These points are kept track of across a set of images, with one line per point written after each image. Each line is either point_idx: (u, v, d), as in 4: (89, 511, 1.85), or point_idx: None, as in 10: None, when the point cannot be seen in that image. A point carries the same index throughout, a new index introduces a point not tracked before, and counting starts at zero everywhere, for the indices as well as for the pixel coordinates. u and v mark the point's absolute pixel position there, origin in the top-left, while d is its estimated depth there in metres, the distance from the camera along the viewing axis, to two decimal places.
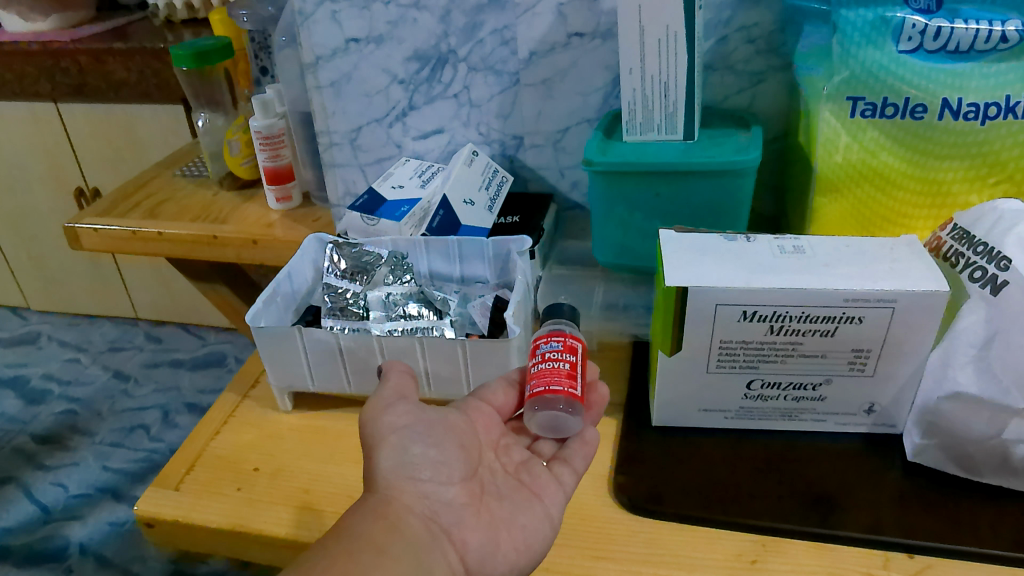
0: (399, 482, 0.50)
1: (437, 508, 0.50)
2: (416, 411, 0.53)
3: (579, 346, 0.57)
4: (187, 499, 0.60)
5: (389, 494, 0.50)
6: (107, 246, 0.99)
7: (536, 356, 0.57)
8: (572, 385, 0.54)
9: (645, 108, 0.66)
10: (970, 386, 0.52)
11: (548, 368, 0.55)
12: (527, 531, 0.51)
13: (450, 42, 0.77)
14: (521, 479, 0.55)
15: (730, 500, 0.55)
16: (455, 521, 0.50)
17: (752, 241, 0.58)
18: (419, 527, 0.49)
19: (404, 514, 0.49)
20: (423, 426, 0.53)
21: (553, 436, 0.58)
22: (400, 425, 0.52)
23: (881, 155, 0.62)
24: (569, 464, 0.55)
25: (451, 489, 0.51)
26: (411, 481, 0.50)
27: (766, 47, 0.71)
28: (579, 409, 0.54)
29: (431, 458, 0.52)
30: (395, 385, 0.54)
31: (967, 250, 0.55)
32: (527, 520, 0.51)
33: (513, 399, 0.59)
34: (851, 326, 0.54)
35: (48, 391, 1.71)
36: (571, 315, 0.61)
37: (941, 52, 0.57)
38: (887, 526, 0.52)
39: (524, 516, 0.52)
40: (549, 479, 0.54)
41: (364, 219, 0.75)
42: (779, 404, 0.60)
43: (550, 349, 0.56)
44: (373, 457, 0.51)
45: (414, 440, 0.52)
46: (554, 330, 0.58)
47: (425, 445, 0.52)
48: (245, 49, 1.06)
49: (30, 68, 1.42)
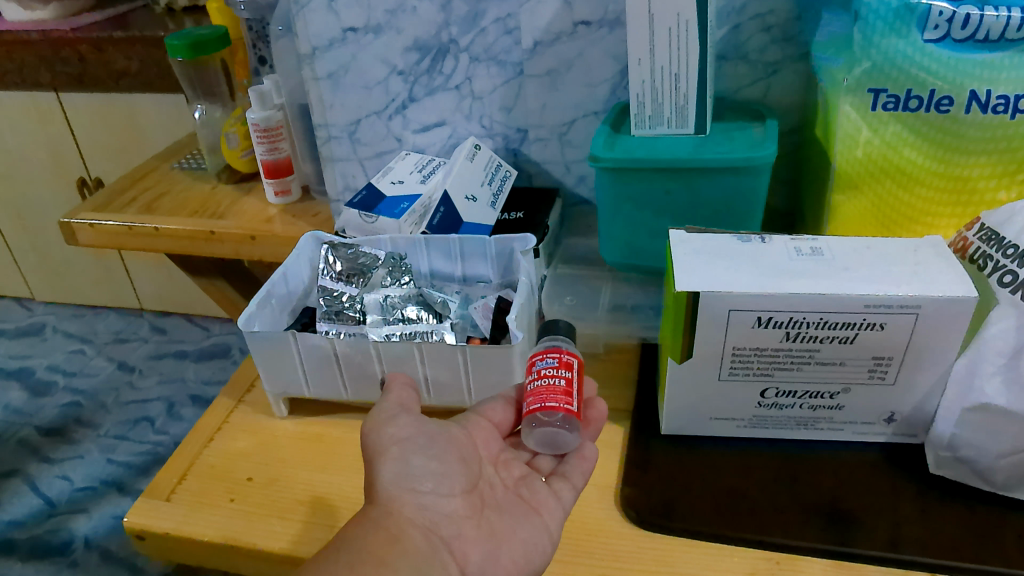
0: (400, 493, 0.48)
1: (437, 519, 0.48)
2: (418, 422, 0.51)
3: (575, 362, 0.54)
4: (179, 511, 0.58)
5: (389, 506, 0.47)
6: (104, 243, 0.97)
7: (532, 373, 0.54)
8: (570, 401, 0.51)
9: (654, 100, 0.63)
10: (998, 398, 0.50)
11: (544, 386, 0.52)
12: (529, 544, 0.49)
13: (452, 31, 0.74)
14: (520, 493, 0.52)
15: (744, 514, 0.53)
16: (455, 533, 0.48)
17: (767, 242, 0.55)
18: (419, 538, 0.46)
19: (406, 525, 0.47)
20: (424, 437, 0.51)
21: (551, 451, 0.55)
22: (402, 437, 0.50)
23: (903, 150, 0.59)
24: (568, 479, 0.52)
25: (452, 502, 0.49)
26: (411, 493, 0.48)
27: (782, 36, 0.68)
28: (578, 425, 0.52)
29: (433, 470, 0.50)
30: (396, 396, 0.52)
31: (996, 252, 0.52)
32: (527, 532, 0.49)
33: (512, 416, 0.57)
34: (872, 332, 0.51)
35: (53, 383, 1.70)
36: (567, 330, 0.58)
37: (969, 41, 0.53)
38: (909, 542, 0.50)
39: (523, 531, 0.49)
40: (548, 494, 0.52)
41: (362, 217, 0.72)
42: (794, 413, 0.57)
43: (545, 365, 0.53)
44: (372, 470, 0.49)
45: (415, 452, 0.50)
46: (550, 347, 0.55)
47: (427, 457, 0.50)
48: (242, 37, 1.02)
49: (30, 57, 1.39)
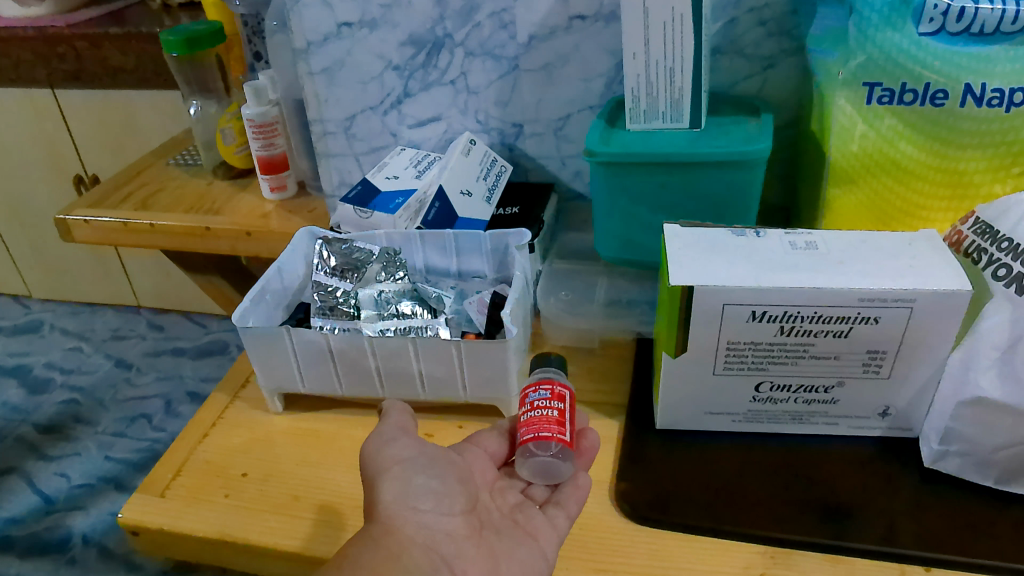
0: (400, 513, 0.48)
1: (437, 539, 0.48)
2: (418, 444, 0.51)
3: (567, 393, 0.54)
4: (173, 506, 0.58)
5: (390, 524, 0.47)
6: (99, 239, 0.97)
7: (525, 405, 0.54)
8: (563, 431, 0.51)
9: (649, 94, 0.63)
10: (993, 391, 0.50)
11: (537, 416, 0.52)
12: (526, 566, 0.48)
13: (447, 26, 0.74)
14: (516, 518, 0.52)
15: (738, 509, 0.53)
16: (455, 553, 0.48)
17: (762, 236, 0.55)
18: (419, 556, 0.47)
19: (407, 545, 0.47)
20: (425, 457, 0.51)
21: (544, 481, 0.54)
22: (403, 457, 0.50)
23: (899, 145, 0.59)
24: (562, 506, 0.51)
25: (453, 520, 0.49)
26: (412, 512, 0.48)
27: (778, 29, 0.68)
28: (571, 455, 0.52)
29: (433, 490, 0.50)
30: (394, 420, 0.52)
31: (991, 245, 0.52)
32: (524, 554, 0.49)
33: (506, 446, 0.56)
34: (866, 326, 0.51)
35: (51, 380, 1.69)
36: (560, 364, 0.57)
37: (964, 34, 0.53)
38: (903, 536, 0.50)
39: (521, 553, 0.49)
40: (543, 521, 0.51)
41: (357, 212, 0.72)
42: (789, 407, 0.57)
43: (538, 397, 0.53)
44: (372, 489, 0.49)
45: (415, 472, 0.50)
46: (542, 379, 0.55)
47: (427, 475, 0.50)
48: (238, 33, 1.01)
49: (26, 54, 1.39)
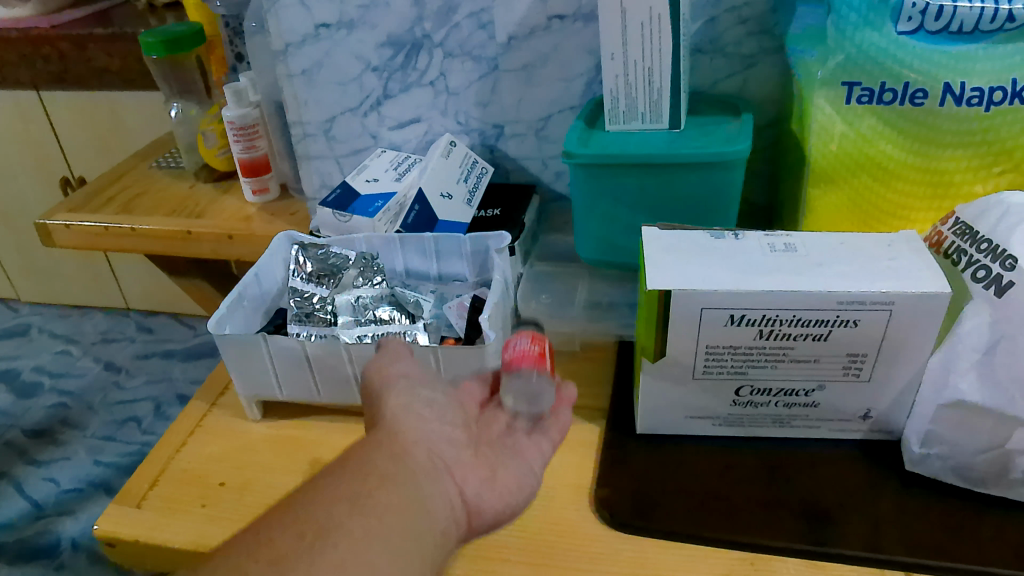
0: (401, 420, 0.48)
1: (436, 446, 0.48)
2: (417, 367, 0.53)
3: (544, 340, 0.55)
4: (149, 517, 0.57)
5: (393, 428, 0.47)
6: (80, 244, 0.95)
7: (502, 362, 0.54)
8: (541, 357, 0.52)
9: (628, 95, 0.63)
10: (972, 394, 0.49)
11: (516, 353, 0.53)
12: (518, 479, 0.49)
13: (425, 26, 0.73)
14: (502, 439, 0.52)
15: (719, 514, 0.52)
16: (454, 459, 0.48)
17: (741, 238, 0.55)
18: (421, 455, 0.46)
19: (409, 445, 0.46)
20: (421, 379, 0.52)
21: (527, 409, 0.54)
22: (405, 373, 0.51)
23: (880, 144, 0.58)
24: (546, 433, 0.53)
25: (449, 432, 0.49)
26: (415, 420, 0.48)
27: (758, 28, 0.67)
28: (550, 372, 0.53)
29: (431, 403, 0.50)
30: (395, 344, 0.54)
31: (970, 246, 0.52)
32: (518, 468, 0.50)
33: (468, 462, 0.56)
34: (846, 329, 0.51)
35: (39, 384, 1.68)
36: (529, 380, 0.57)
37: (944, 32, 0.53)
38: (884, 541, 0.49)
39: (515, 470, 0.50)
40: (529, 443, 0.52)
41: (336, 215, 0.71)
42: (770, 410, 0.56)
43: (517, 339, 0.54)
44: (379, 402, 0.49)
45: (418, 389, 0.51)
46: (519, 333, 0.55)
47: (425, 394, 0.51)
48: (219, 35, 1.00)
49: (10, 56, 1.38)
